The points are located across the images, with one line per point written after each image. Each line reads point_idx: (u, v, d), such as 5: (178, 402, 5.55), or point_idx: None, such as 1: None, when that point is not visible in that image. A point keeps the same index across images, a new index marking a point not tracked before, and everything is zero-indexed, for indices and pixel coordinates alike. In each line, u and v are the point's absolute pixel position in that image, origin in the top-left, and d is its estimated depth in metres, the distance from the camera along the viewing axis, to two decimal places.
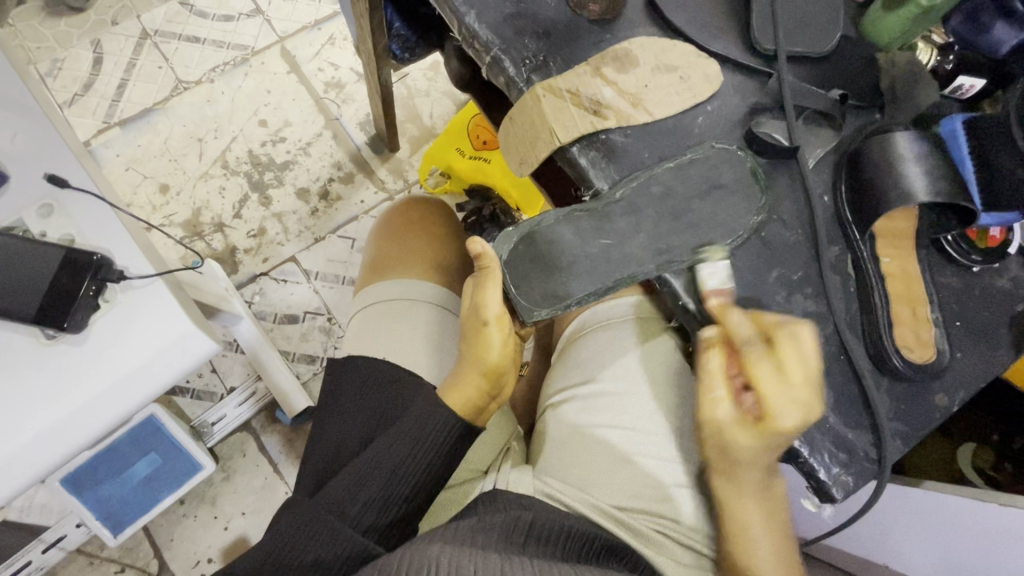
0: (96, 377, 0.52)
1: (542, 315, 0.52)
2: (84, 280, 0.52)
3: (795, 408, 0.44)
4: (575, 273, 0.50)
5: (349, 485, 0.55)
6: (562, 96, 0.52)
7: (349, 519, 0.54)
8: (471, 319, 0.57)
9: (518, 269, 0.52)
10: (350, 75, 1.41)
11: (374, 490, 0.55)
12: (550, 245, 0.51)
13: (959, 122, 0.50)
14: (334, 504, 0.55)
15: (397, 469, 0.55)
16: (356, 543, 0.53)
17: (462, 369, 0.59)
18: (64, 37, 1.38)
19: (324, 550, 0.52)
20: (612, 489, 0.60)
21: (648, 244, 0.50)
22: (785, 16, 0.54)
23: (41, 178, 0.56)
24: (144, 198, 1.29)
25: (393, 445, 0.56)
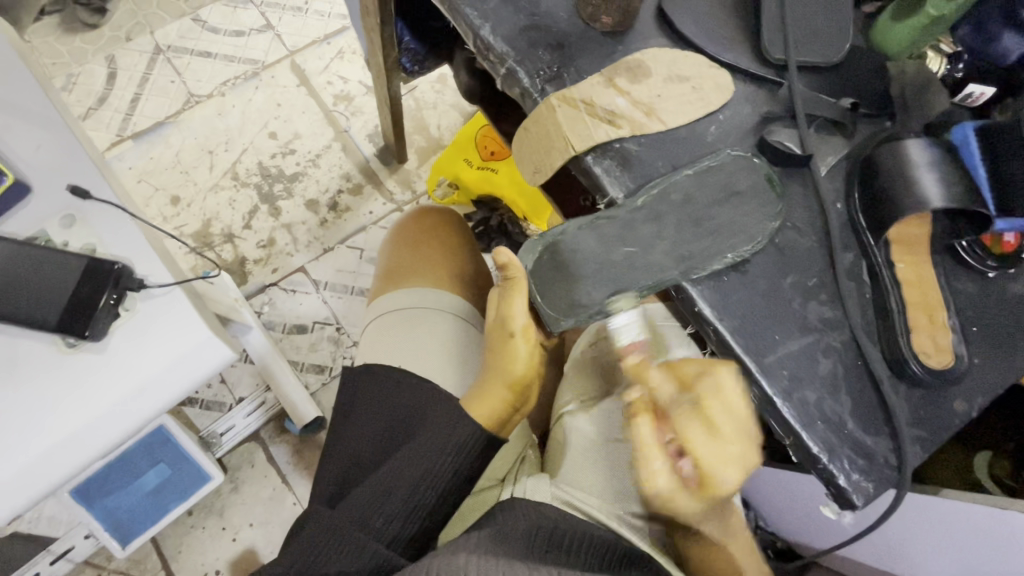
0: (115, 386, 0.53)
1: (566, 324, 0.51)
2: (105, 289, 0.53)
3: (729, 465, 0.47)
4: (598, 280, 0.49)
5: (371, 496, 0.55)
6: (576, 106, 0.53)
7: (371, 531, 0.54)
8: (497, 331, 0.59)
9: (544, 278, 0.51)
10: (358, 88, 1.43)
11: (396, 500, 0.55)
12: (575, 254, 0.50)
13: (971, 130, 0.50)
14: (355, 515, 0.54)
15: (419, 480, 0.56)
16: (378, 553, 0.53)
17: (486, 381, 0.60)
18: (80, 54, 1.41)
19: (347, 561, 0.52)
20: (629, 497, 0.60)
21: (670, 250, 0.49)
22: (793, 26, 0.55)
23: (64, 189, 0.57)
24: (155, 209, 1.31)
25: (415, 454, 0.57)
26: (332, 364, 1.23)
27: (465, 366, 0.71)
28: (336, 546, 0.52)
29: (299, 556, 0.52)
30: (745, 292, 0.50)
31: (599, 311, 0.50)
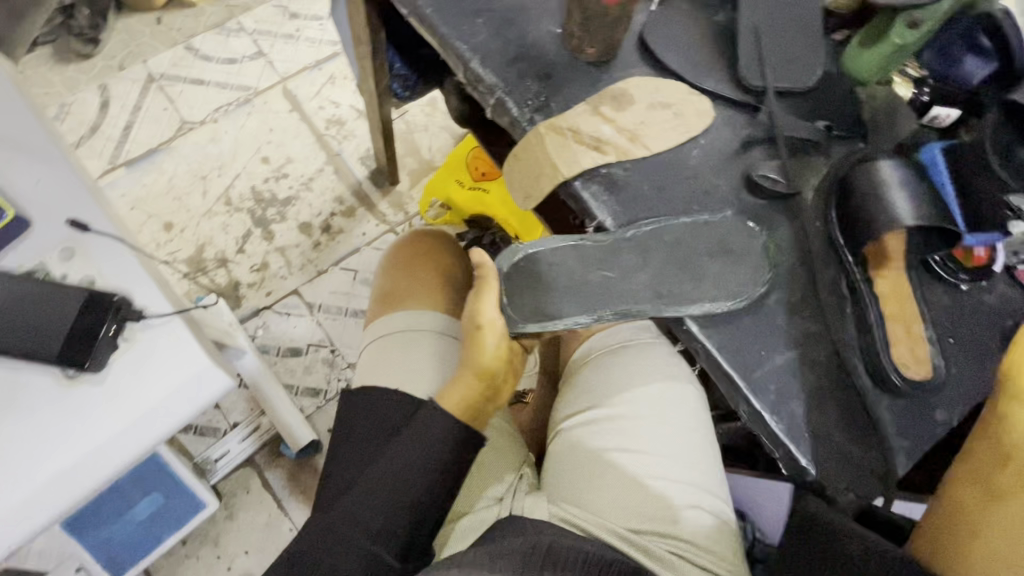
0: (114, 415, 0.53)
1: (527, 329, 0.53)
2: (104, 319, 0.54)
3: None
4: (564, 293, 0.52)
5: (355, 498, 0.56)
6: (564, 134, 0.55)
7: (363, 532, 0.54)
8: (470, 327, 0.58)
9: (515, 285, 0.54)
10: (350, 112, 1.45)
11: (382, 498, 0.55)
12: (552, 268, 0.53)
13: (938, 151, 0.53)
14: (343, 517, 0.55)
15: (407, 476, 0.55)
16: (368, 551, 0.53)
17: (459, 373, 0.61)
18: (73, 83, 1.44)
19: (344, 558, 0.53)
20: (631, 514, 0.59)
21: (650, 283, 0.51)
22: (769, 54, 0.58)
23: (64, 222, 0.58)
24: (149, 235, 1.31)
25: (401, 452, 0.56)
26: (326, 387, 1.23)
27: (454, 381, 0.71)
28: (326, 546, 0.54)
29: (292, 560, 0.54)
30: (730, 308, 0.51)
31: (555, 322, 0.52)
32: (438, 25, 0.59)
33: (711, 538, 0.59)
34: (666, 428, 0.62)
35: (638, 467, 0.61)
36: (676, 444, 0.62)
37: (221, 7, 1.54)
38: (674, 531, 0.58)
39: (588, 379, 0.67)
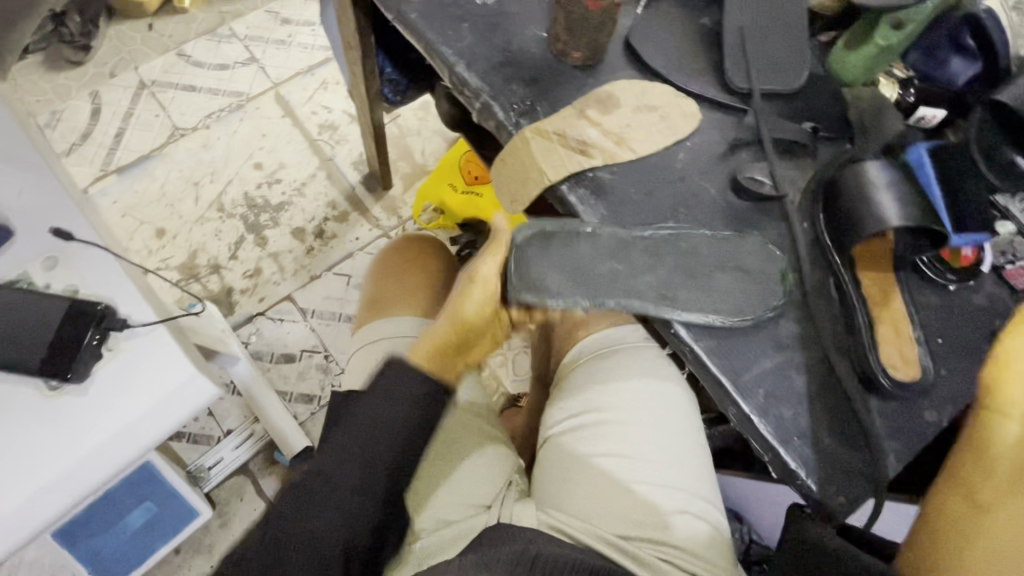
0: (98, 426, 0.53)
1: (523, 297, 0.51)
2: (86, 329, 0.53)
3: None
4: (565, 272, 0.51)
5: (328, 459, 0.52)
6: (550, 137, 0.55)
7: (340, 492, 0.50)
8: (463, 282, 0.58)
9: (525, 256, 0.52)
10: (343, 117, 1.45)
11: (357, 453, 0.51)
12: (566, 246, 0.52)
13: (924, 152, 0.53)
14: (317, 480, 0.50)
15: (383, 425, 0.52)
16: (348, 508, 0.49)
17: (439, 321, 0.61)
18: (64, 91, 1.43)
19: (319, 522, 0.48)
20: (620, 520, 0.59)
21: (655, 284, 0.51)
22: (755, 56, 0.58)
23: (47, 231, 0.57)
24: (141, 243, 1.30)
25: (376, 402, 0.53)
26: (320, 393, 1.22)
27: None
28: (301, 515, 0.49)
29: (264, 534, 0.49)
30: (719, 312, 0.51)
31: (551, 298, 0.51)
32: (423, 30, 0.59)
33: (701, 545, 0.58)
34: (655, 432, 0.62)
35: (627, 471, 0.60)
36: (665, 449, 0.62)
37: (213, 13, 1.54)
38: (664, 538, 0.58)
39: (602, 368, 0.66)
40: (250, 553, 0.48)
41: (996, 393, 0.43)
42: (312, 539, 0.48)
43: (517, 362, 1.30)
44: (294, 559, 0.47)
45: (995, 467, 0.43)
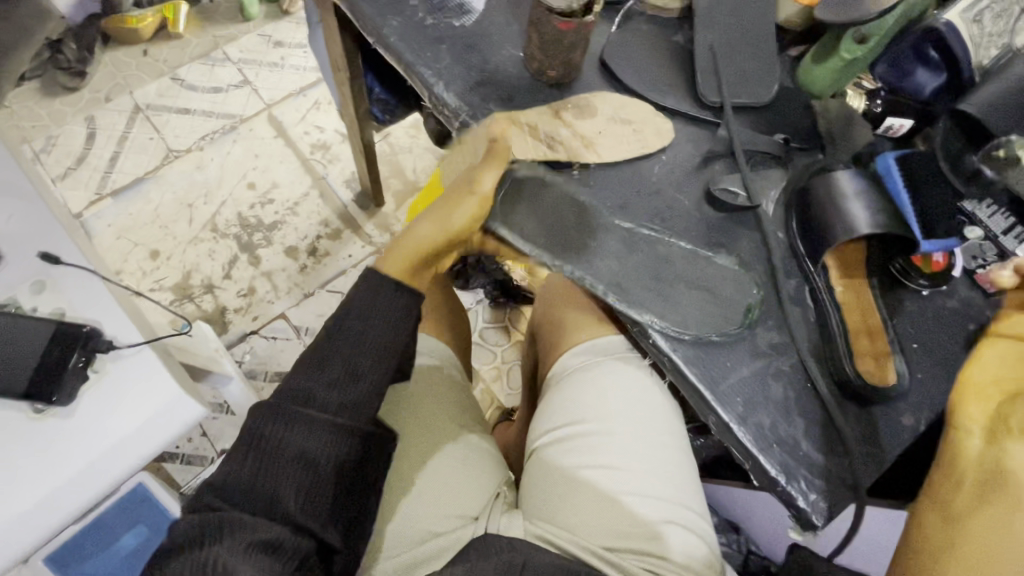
0: (84, 447, 0.53)
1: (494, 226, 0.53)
2: (72, 352, 0.54)
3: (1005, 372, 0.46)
4: (536, 223, 0.53)
5: (308, 376, 0.51)
6: (522, 127, 0.56)
7: (319, 407, 0.50)
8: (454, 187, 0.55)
9: (511, 200, 0.54)
10: (335, 136, 1.47)
11: (336, 369, 0.51)
12: (554, 198, 0.54)
13: (892, 160, 0.54)
14: (300, 398, 0.50)
15: (361, 339, 0.52)
16: (329, 423, 0.49)
17: (423, 220, 0.57)
18: (60, 116, 1.45)
19: (302, 442, 0.48)
20: (610, 533, 0.59)
21: (617, 268, 0.53)
22: (726, 71, 0.59)
23: (34, 255, 0.58)
24: (135, 264, 1.31)
25: (352, 319, 0.53)
26: None
27: (427, 397, 0.69)
28: (284, 434, 0.48)
29: (243, 455, 0.48)
30: (694, 325, 0.52)
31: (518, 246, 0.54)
32: (402, 52, 0.61)
33: (688, 555, 0.59)
34: (639, 442, 0.62)
35: (615, 485, 0.61)
36: (650, 461, 0.62)
37: (206, 38, 1.57)
38: (653, 548, 0.58)
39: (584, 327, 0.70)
40: (233, 476, 0.47)
41: (957, 410, 0.47)
42: (298, 456, 0.48)
43: (511, 376, 1.30)
44: (281, 477, 0.47)
45: (962, 478, 0.44)
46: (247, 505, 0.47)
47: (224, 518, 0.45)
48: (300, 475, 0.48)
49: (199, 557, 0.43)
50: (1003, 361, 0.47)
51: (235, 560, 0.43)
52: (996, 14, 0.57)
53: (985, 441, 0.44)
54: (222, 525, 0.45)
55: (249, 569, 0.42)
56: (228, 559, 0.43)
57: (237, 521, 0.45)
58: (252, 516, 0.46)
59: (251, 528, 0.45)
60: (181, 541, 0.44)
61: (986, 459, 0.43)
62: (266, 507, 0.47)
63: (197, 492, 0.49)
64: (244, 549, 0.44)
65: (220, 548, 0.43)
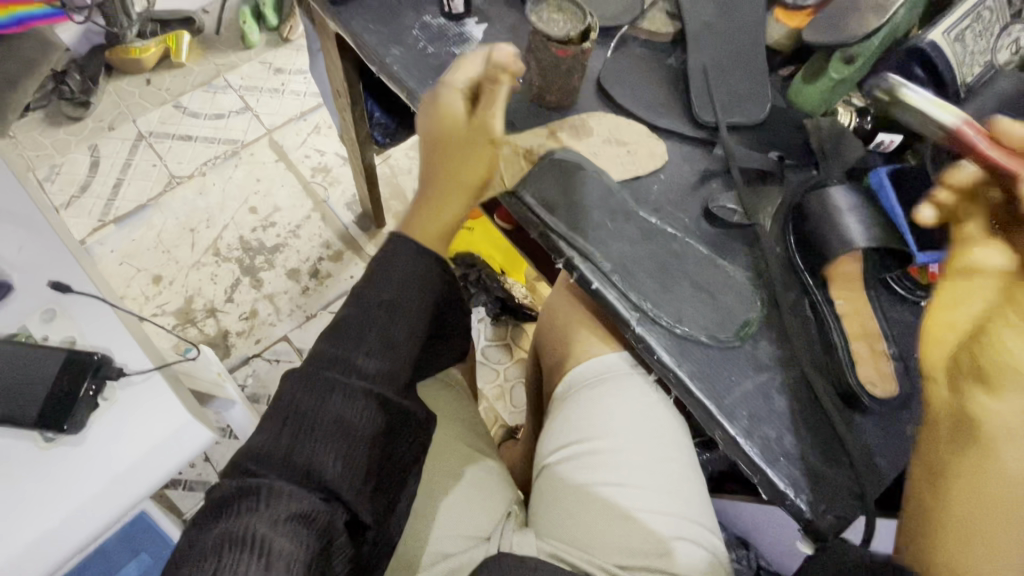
0: (94, 475, 0.53)
1: (523, 196, 0.57)
2: (82, 380, 0.54)
3: (978, 304, 0.42)
4: (561, 207, 0.56)
5: (344, 345, 0.51)
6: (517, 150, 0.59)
7: (356, 372, 0.50)
8: (454, 141, 0.56)
9: (543, 185, 0.57)
10: (335, 159, 1.50)
11: (374, 336, 0.51)
12: (583, 183, 0.57)
13: (884, 173, 0.55)
14: (334, 362, 0.50)
15: (396, 308, 0.53)
16: (369, 390, 0.50)
17: (438, 187, 0.58)
18: (63, 145, 1.48)
19: (340, 408, 0.48)
20: (617, 549, 0.59)
21: (624, 257, 0.55)
22: (719, 92, 0.61)
23: (46, 284, 0.59)
24: (137, 289, 1.32)
25: (384, 285, 0.53)
26: None
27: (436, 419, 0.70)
28: (325, 398, 0.48)
29: (282, 423, 0.48)
30: (696, 341, 0.53)
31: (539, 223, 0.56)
32: (404, 80, 0.63)
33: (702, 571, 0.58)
34: (648, 457, 0.63)
35: (620, 500, 0.61)
36: (659, 476, 0.62)
37: (208, 66, 1.61)
38: (658, 565, 0.58)
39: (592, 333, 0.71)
40: (270, 444, 0.47)
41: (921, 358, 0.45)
42: (333, 425, 0.48)
43: (514, 394, 1.30)
44: (317, 445, 0.47)
45: (939, 428, 0.43)
46: (282, 473, 0.46)
47: (262, 484, 0.44)
48: (329, 449, 0.47)
49: (236, 524, 0.42)
50: (969, 295, 0.43)
51: (271, 534, 0.42)
52: (977, 33, 0.59)
53: (950, 388, 0.43)
54: (257, 491, 0.44)
55: (285, 544, 0.42)
56: (265, 532, 0.42)
57: (273, 490, 0.44)
58: (292, 485, 0.45)
59: (287, 497, 0.44)
60: (216, 509, 0.44)
61: (955, 404, 0.42)
62: (296, 480, 0.46)
63: (234, 460, 0.48)
64: (282, 520, 0.43)
65: (258, 519, 0.43)
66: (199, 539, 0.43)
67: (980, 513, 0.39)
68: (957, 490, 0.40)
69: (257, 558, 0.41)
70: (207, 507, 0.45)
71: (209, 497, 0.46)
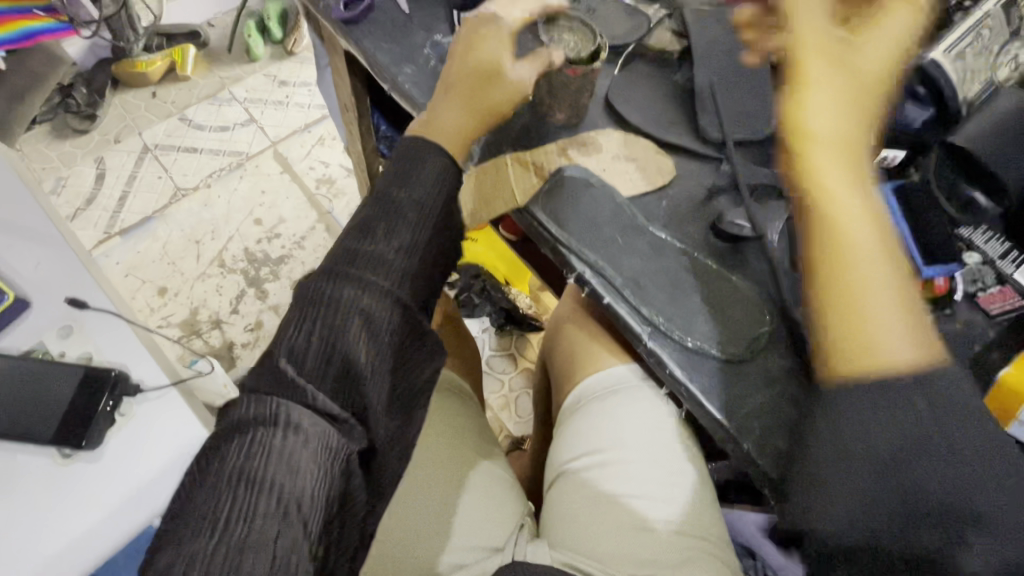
0: (112, 491, 0.54)
1: (532, 211, 0.58)
2: (100, 397, 0.55)
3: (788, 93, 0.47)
4: (574, 223, 0.57)
5: (371, 242, 0.50)
6: (528, 167, 0.60)
7: (385, 268, 0.49)
8: (479, 66, 0.56)
9: (552, 201, 0.58)
10: (340, 171, 1.51)
11: (402, 236, 0.51)
12: (592, 201, 0.58)
13: (890, 190, 0.58)
14: (363, 259, 0.49)
15: (422, 213, 0.52)
16: (394, 291, 0.49)
17: (452, 98, 0.57)
18: (70, 158, 1.49)
19: (367, 302, 0.48)
20: (616, 544, 0.59)
21: (635, 271, 0.56)
22: (725, 108, 0.62)
23: (64, 301, 0.60)
24: (142, 301, 1.32)
25: (413, 188, 0.52)
26: None
27: (441, 425, 0.71)
28: (358, 292, 0.48)
29: (311, 314, 0.47)
30: (707, 355, 0.53)
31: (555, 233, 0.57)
32: (416, 98, 0.64)
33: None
34: (660, 470, 0.63)
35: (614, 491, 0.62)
36: (670, 488, 0.62)
37: (213, 79, 1.62)
38: (649, 554, 0.59)
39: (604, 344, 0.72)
40: (299, 337, 0.47)
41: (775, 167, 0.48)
42: (360, 329, 0.47)
43: (519, 405, 1.31)
44: (347, 338, 0.46)
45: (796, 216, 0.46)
46: (314, 379, 0.46)
47: (281, 412, 0.43)
48: (352, 364, 0.46)
49: (252, 461, 0.41)
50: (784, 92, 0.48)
51: (284, 476, 0.42)
52: (977, 51, 0.60)
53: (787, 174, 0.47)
54: (275, 421, 0.43)
55: (300, 484, 0.42)
56: (279, 475, 0.41)
57: (292, 421, 0.43)
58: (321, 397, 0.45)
59: (307, 436, 0.43)
60: (232, 433, 0.43)
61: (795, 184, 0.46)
62: (316, 403, 0.45)
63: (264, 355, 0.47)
64: (301, 463, 0.42)
65: (273, 461, 0.42)
66: (214, 466, 0.42)
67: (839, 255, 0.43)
68: (829, 263, 0.43)
69: (276, 501, 0.41)
70: (223, 430, 0.44)
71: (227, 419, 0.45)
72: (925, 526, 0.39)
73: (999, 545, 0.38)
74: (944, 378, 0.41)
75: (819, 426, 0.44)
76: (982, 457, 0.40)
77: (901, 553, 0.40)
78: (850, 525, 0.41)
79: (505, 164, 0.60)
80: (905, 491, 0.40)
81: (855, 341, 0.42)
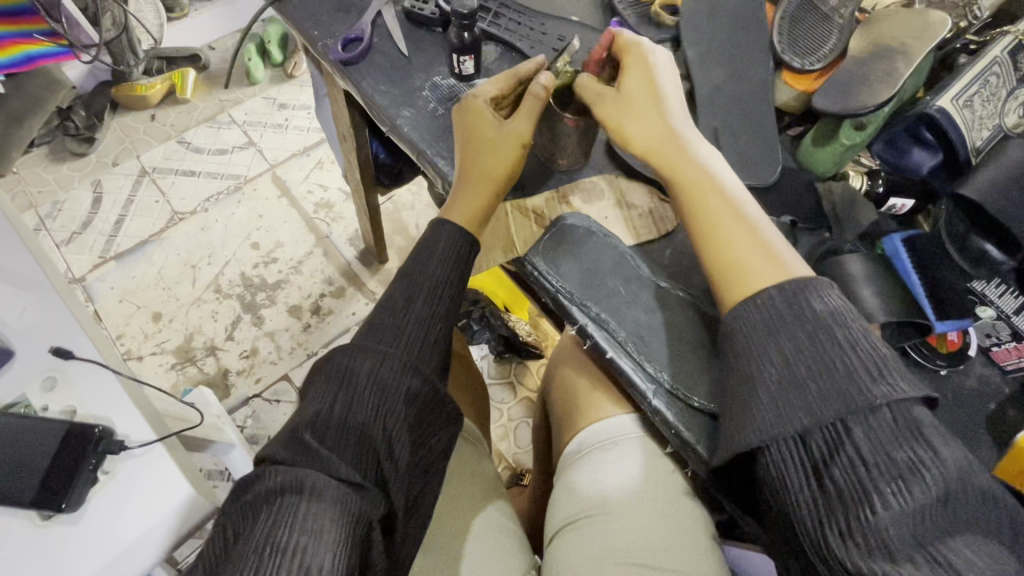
0: (92, 556, 0.51)
1: (534, 260, 0.56)
2: (85, 454, 0.52)
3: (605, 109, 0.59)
4: (571, 271, 0.56)
5: (393, 316, 0.51)
6: (528, 214, 0.59)
7: (407, 329, 0.50)
8: (477, 136, 0.57)
9: (548, 250, 0.56)
10: (338, 195, 1.50)
11: (420, 307, 0.52)
12: (596, 251, 0.56)
13: (899, 241, 0.56)
14: (383, 331, 0.50)
15: (443, 279, 0.53)
16: (408, 357, 0.49)
17: (466, 178, 0.57)
18: (66, 181, 1.48)
19: (386, 369, 0.48)
20: (606, 537, 0.60)
21: (643, 325, 0.54)
22: (729, 153, 0.61)
23: (47, 351, 0.58)
24: (136, 327, 1.30)
25: (443, 253, 0.54)
26: None
27: (460, 480, 0.68)
28: (375, 366, 0.48)
29: (337, 387, 0.47)
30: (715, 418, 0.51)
31: (554, 279, 0.55)
32: (416, 141, 0.63)
33: None
34: (670, 528, 0.60)
35: (604, 519, 0.62)
36: (681, 549, 0.59)
37: (213, 102, 1.62)
38: (646, 560, 0.58)
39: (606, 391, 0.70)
40: (324, 409, 0.46)
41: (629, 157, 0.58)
42: (375, 402, 0.47)
43: (518, 434, 1.28)
44: (372, 408, 0.46)
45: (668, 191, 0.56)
46: (337, 446, 0.44)
47: (305, 479, 0.42)
48: (370, 437, 0.46)
49: (278, 530, 0.39)
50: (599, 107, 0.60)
51: (308, 546, 0.39)
52: (985, 98, 0.59)
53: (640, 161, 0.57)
54: (302, 487, 0.41)
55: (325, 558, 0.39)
56: (302, 543, 0.39)
57: (314, 487, 0.41)
58: (342, 462, 0.44)
59: (332, 503, 0.41)
60: (258, 503, 0.41)
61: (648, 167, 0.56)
62: (341, 472, 0.43)
63: (287, 429, 0.46)
64: (325, 531, 0.40)
65: (297, 526, 0.40)
66: (241, 538, 0.40)
67: (704, 206, 0.52)
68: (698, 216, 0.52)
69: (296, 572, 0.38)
70: (246, 501, 0.42)
71: (246, 487, 0.43)
72: (818, 426, 0.41)
73: (877, 431, 0.40)
74: (815, 290, 0.46)
75: (727, 376, 0.47)
76: (894, 416, 0.40)
77: (809, 458, 0.41)
78: (764, 439, 0.42)
79: (503, 210, 0.60)
80: (808, 409, 0.42)
81: (735, 276, 0.49)
